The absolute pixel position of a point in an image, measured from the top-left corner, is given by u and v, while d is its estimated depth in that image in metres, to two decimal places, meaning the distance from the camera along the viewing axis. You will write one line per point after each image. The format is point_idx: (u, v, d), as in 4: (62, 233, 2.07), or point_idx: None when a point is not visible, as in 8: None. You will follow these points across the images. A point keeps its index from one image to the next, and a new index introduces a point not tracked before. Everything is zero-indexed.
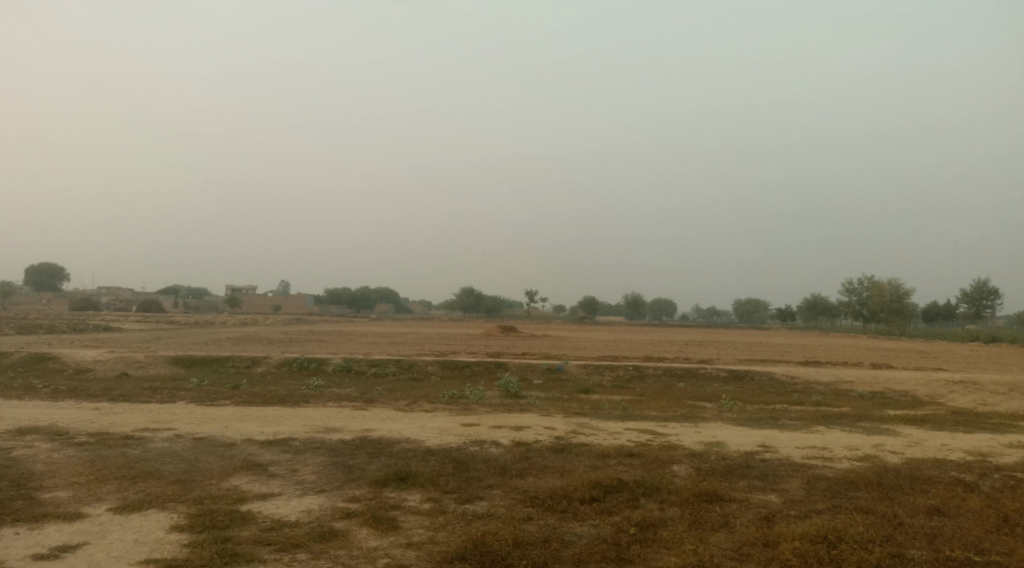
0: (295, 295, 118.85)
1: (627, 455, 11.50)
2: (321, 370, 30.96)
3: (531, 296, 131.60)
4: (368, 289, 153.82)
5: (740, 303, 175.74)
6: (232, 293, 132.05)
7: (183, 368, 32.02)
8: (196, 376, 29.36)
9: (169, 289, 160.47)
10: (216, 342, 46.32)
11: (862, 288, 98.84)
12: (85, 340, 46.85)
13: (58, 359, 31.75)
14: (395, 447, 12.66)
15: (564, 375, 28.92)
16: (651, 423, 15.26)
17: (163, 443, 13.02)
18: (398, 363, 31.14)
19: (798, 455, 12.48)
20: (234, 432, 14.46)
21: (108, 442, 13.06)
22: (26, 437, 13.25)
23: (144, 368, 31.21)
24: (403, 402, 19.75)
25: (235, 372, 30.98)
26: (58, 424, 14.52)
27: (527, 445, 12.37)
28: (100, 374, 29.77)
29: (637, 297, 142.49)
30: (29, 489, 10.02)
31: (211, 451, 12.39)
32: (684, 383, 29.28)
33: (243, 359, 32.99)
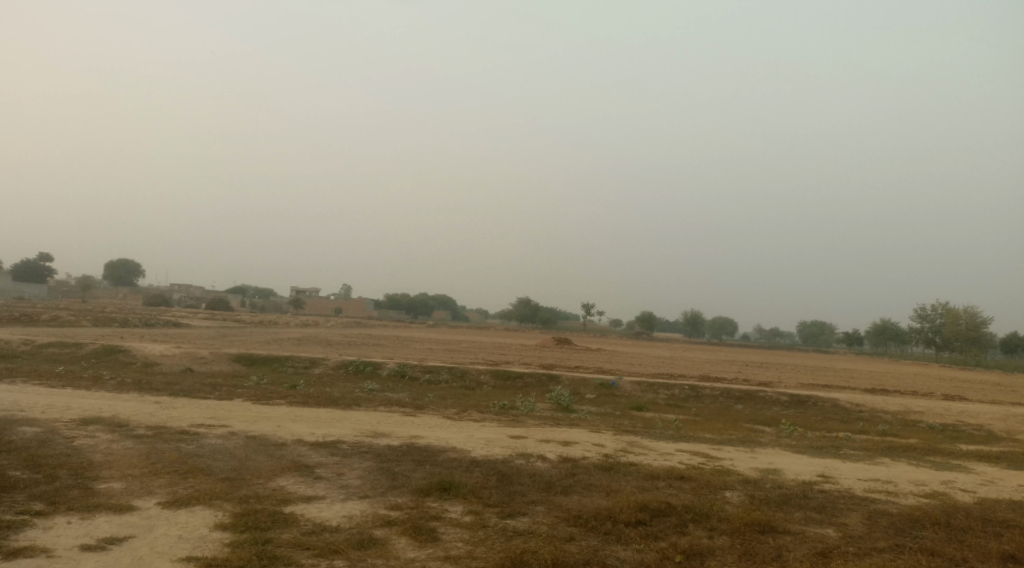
0: (356, 299, 120.86)
1: (677, 478, 11.15)
2: (376, 374, 31.22)
3: (589, 309, 130.79)
4: (427, 296, 155.38)
5: (805, 325, 170.89)
6: (296, 295, 135.17)
7: (244, 365, 32.73)
8: (255, 375, 29.93)
9: (237, 288, 165.33)
10: (277, 342, 47.30)
11: (934, 315, 94.98)
12: (155, 335, 48.44)
13: (128, 352, 32.86)
14: (441, 456, 12.68)
15: (617, 391, 28.47)
16: (704, 445, 14.82)
17: (216, 440, 13.33)
18: (452, 371, 31.17)
19: (860, 488, 11.89)
20: (286, 432, 14.61)
21: (161, 435, 13.35)
22: (89, 428, 13.69)
23: (207, 364, 32.02)
24: (453, 410, 19.70)
25: (293, 372, 31.49)
26: (119, 418, 15.01)
27: (575, 461, 12.13)
28: (165, 368, 30.67)
29: (697, 314, 140.10)
30: (83, 480, 10.15)
31: (261, 450, 12.57)
32: (741, 405, 28.48)
33: (302, 359, 33.54)
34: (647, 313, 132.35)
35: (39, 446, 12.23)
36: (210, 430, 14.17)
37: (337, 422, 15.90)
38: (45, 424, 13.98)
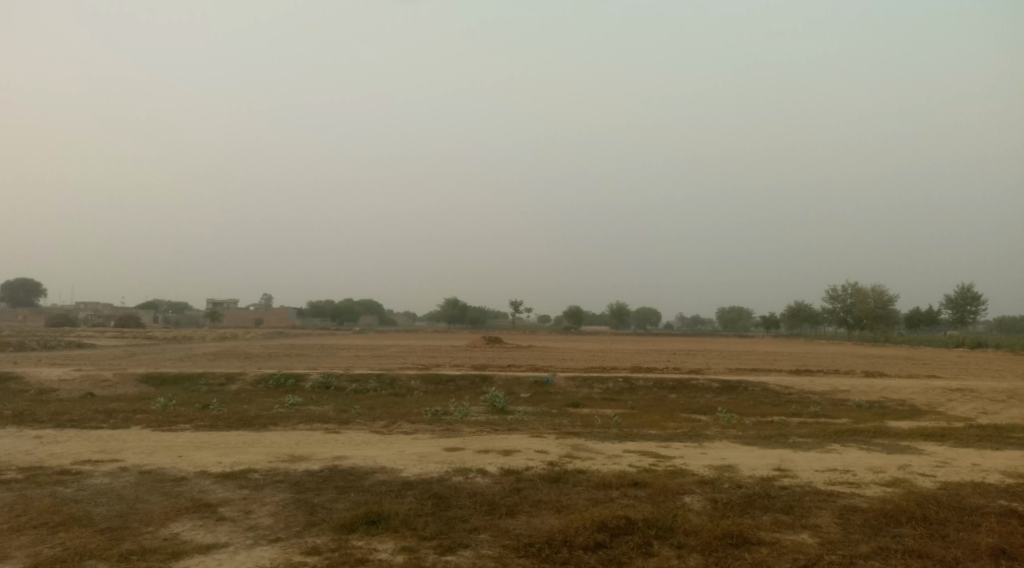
0: (276, 308, 116.66)
1: (632, 485, 10.13)
2: (298, 386, 29.33)
3: (515, 307, 130.08)
4: (351, 302, 151.80)
5: (724, 310, 175.06)
6: (212, 307, 129.54)
7: (154, 386, 30.26)
8: (164, 396, 27.59)
9: (149, 304, 157.62)
10: (191, 358, 44.34)
11: (846, 294, 98.25)
12: (54, 358, 44.76)
13: (21, 379, 29.90)
14: (367, 480, 11.68)
15: (552, 388, 27.48)
16: (652, 443, 13.90)
17: (109, 500, 11.82)
18: (380, 378, 29.55)
19: (822, 480, 11.11)
20: (192, 477, 12.85)
21: (38, 510, 11.34)
22: None
23: (111, 387, 29.38)
24: (380, 422, 18.27)
25: (207, 390, 29.24)
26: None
27: (518, 473, 10.96)
28: (64, 395, 27.98)
29: (621, 306, 141.36)
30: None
31: (166, 502, 11.53)
32: (677, 395, 27.93)
33: (216, 376, 31.27)
34: (573, 307, 132.69)
35: None
36: (99, 496, 12.18)
37: (252, 463, 14.13)
38: None
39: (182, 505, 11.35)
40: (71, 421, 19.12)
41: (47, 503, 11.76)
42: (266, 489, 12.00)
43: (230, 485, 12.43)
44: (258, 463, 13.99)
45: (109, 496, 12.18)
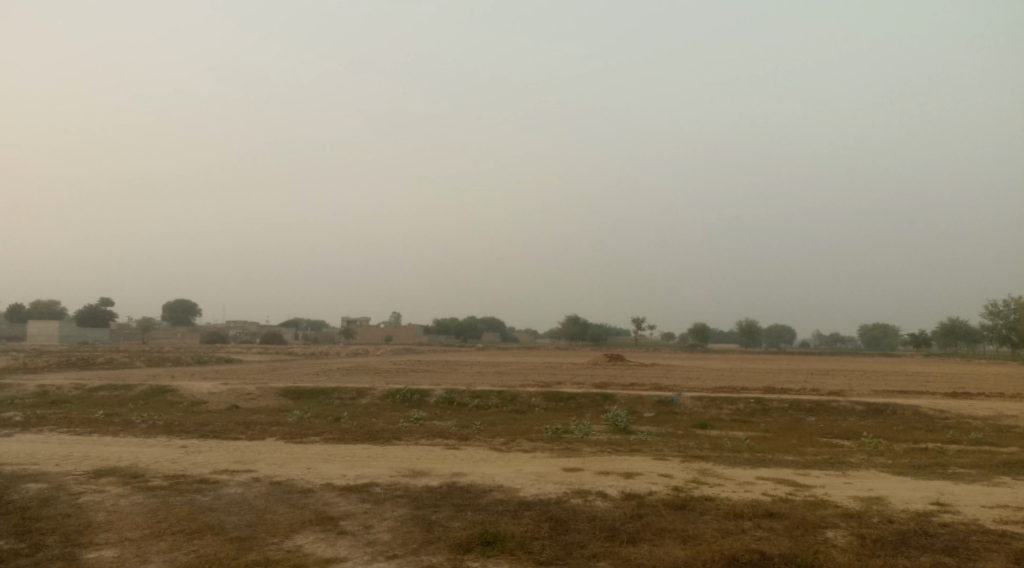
0: (405, 326, 120.42)
1: (766, 516, 9.32)
2: (423, 401, 29.79)
3: (640, 324, 127.91)
4: (477, 319, 154.60)
5: (868, 328, 164.51)
6: (348, 325, 135.63)
7: (291, 399, 31.65)
8: (299, 409, 28.71)
9: (290, 322, 167.14)
10: (325, 373, 46.20)
11: (1008, 310, 89.94)
12: (206, 372, 48.01)
13: (175, 391, 32.10)
14: (485, 499, 11.44)
15: (677, 408, 26.42)
16: (788, 470, 12.87)
17: (240, 510, 12.24)
18: (502, 394, 29.50)
19: (988, 518, 9.81)
20: (317, 490, 13.13)
21: (176, 517, 11.88)
22: (107, 509, 12.60)
23: (253, 400, 30.94)
24: (500, 440, 18.08)
25: (339, 404, 30.18)
26: (142, 486, 13.97)
27: (641, 498, 10.37)
28: (212, 407, 29.78)
29: (753, 323, 135.85)
30: (72, 548, 10.61)
31: (290, 514, 11.78)
32: (815, 418, 26.12)
33: (348, 390, 32.31)
34: (701, 325, 128.86)
35: (52, 536, 11.15)
36: (232, 505, 12.64)
37: (375, 477, 14.28)
38: (56, 479, 14.50)
39: (306, 517, 11.54)
40: (214, 432, 20.18)
41: (185, 510, 12.30)
42: (386, 504, 12.04)
43: (353, 499, 12.58)
44: (380, 478, 14.12)
45: (241, 505, 12.61)
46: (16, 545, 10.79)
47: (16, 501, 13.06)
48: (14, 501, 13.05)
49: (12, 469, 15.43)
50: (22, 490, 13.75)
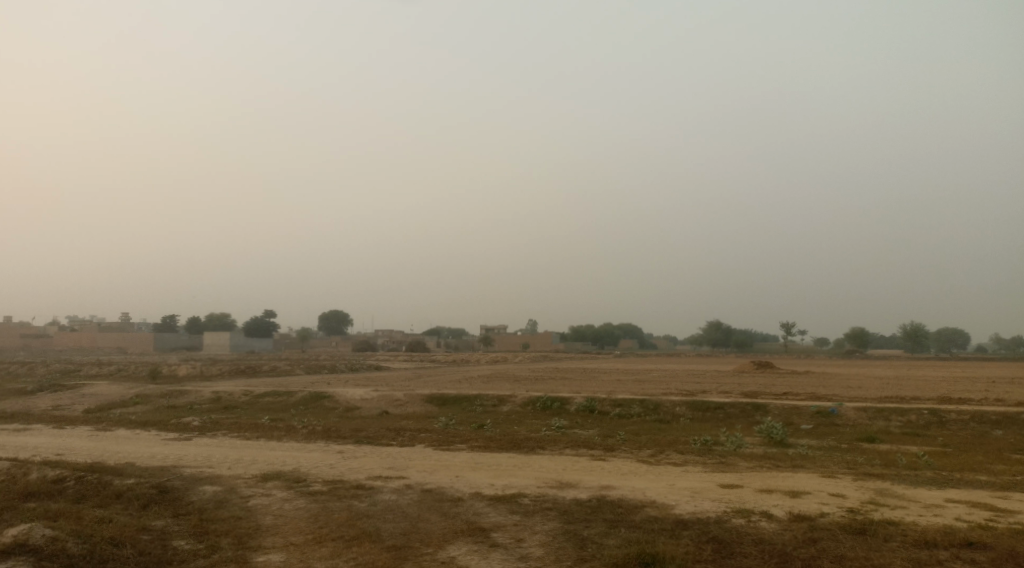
0: (544, 334, 121.24)
1: (964, 546, 8.32)
2: (564, 409, 29.57)
3: (789, 328, 122.06)
4: (615, 326, 153.33)
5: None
6: (488, 332, 138.33)
7: (437, 406, 32.36)
8: (445, 416, 29.28)
9: (433, 330, 172.83)
10: (468, 380, 47.09)
11: None
12: (357, 379, 50.28)
13: (331, 397, 33.71)
14: (639, 517, 10.99)
15: (838, 420, 24.67)
16: (980, 492, 11.55)
17: (395, 517, 12.46)
18: (645, 403, 28.77)
19: None
20: (467, 499, 13.16)
21: (336, 523, 12.25)
22: (273, 512, 13.21)
23: (402, 407, 31.90)
24: (649, 451, 17.50)
25: (482, 411, 30.53)
26: (303, 490, 14.58)
27: (812, 519, 9.60)
28: (364, 413, 30.99)
29: (918, 326, 126.32)
30: (244, 551, 11.16)
31: (442, 523, 11.85)
32: (1001, 432, 23.56)
33: (490, 397, 32.65)
34: (858, 329, 121.22)
35: (225, 538, 11.80)
36: (387, 512, 12.89)
37: (523, 488, 14.13)
38: (228, 481, 15.42)
39: (459, 527, 11.55)
40: (367, 438, 20.87)
41: (343, 516, 12.67)
42: (536, 516, 11.86)
43: (503, 510, 12.50)
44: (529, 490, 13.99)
45: (395, 512, 12.85)
46: (195, 545, 11.49)
47: (194, 502, 13.98)
48: (193, 502, 13.98)
49: (192, 471, 16.59)
50: (199, 491, 14.71)
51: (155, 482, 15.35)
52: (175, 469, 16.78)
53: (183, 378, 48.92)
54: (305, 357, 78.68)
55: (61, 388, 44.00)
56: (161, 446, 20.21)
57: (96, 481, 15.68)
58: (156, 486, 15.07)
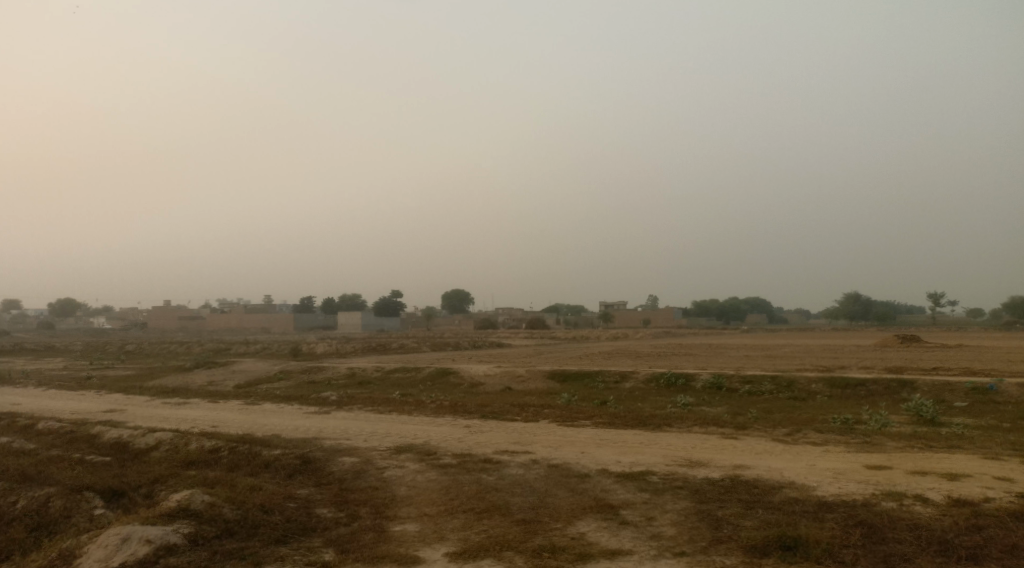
0: (666, 309, 119.15)
1: None
2: (690, 386, 28.87)
3: (935, 299, 114.02)
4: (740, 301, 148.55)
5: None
6: (609, 309, 137.43)
7: (559, 381, 32.43)
8: (568, 392, 29.27)
9: (553, 307, 173.71)
10: (590, 356, 46.91)
11: None
12: (481, 356, 51.23)
13: (457, 373, 34.48)
14: (777, 502, 10.50)
15: (996, 398, 22.72)
16: None
17: (522, 492, 12.52)
18: (776, 380, 27.60)
19: None
20: (595, 475, 13.05)
21: (466, 495, 12.44)
22: (406, 484, 13.59)
23: (525, 383, 32.16)
24: (783, 430, 16.74)
25: (605, 388, 30.30)
26: (433, 463, 14.93)
27: (975, 506, 8.82)
28: (488, 388, 31.50)
29: None
30: (381, 520, 11.54)
31: (570, 499, 11.80)
32: None
33: (613, 373, 32.34)
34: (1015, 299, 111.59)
35: (362, 508, 12.24)
36: (515, 486, 12.97)
37: (651, 466, 14.02)
38: (363, 453, 16.03)
39: (587, 503, 11.45)
40: (493, 413, 21.16)
41: (473, 489, 12.86)
42: (667, 495, 11.59)
43: (632, 487, 12.29)
44: (657, 469, 13.69)
45: (524, 487, 12.91)
46: (336, 514, 11.98)
47: (334, 473, 14.62)
48: (332, 472, 14.61)
49: (331, 442, 17.38)
50: (338, 463, 15.35)
51: (298, 453, 16.18)
52: (315, 441, 17.62)
53: (319, 355, 51.49)
54: (431, 335, 80.98)
55: (213, 365, 47.41)
56: (302, 419, 21.32)
57: (245, 452, 16.71)
58: (298, 457, 15.87)
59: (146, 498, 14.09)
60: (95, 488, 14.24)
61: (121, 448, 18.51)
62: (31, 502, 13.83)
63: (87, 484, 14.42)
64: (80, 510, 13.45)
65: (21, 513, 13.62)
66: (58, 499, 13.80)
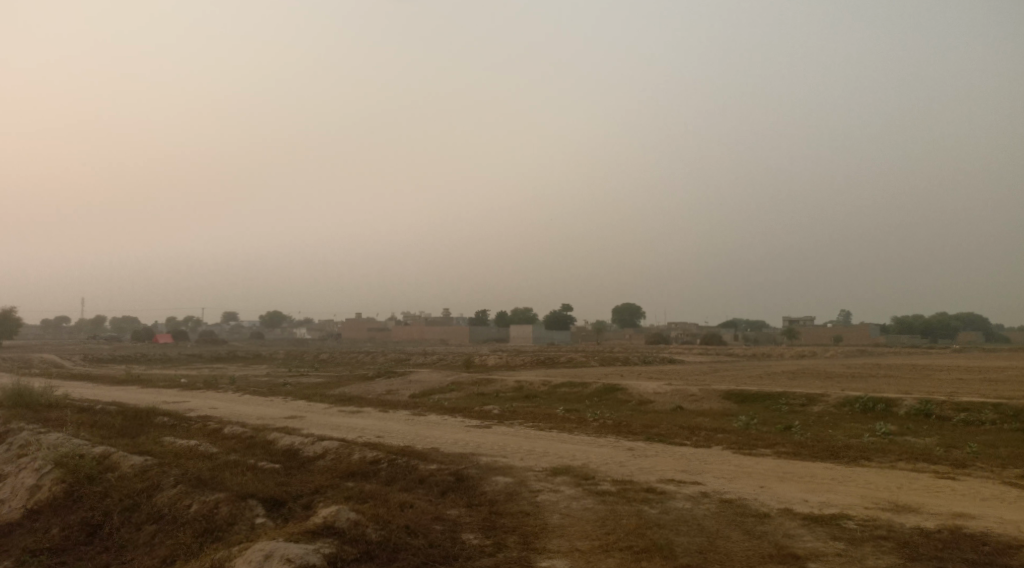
0: (859, 327, 109.92)
1: None
2: (890, 412, 25.48)
3: None
4: (947, 318, 134.24)
5: None
6: (793, 325, 129.32)
7: (736, 401, 29.93)
8: (746, 415, 26.84)
9: (730, 323, 166.65)
10: (772, 376, 43.41)
11: None
12: (652, 372, 49.20)
13: (625, 390, 32.91)
14: None
15: None
16: None
17: (688, 531, 11.00)
18: (1000, 408, 23.55)
19: None
20: (777, 518, 11.25)
21: (624, 530, 11.12)
22: (559, 511, 12.47)
23: (698, 402, 29.98)
24: (1015, 473, 13.86)
25: (789, 412, 27.45)
26: (591, 489, 13.71)
27: None
28: (658, 408, 29.71)
29: None
30: (528, 552, 10.51)
31: (744, 543, 10.16)
32: None
33: (798, 395, 29.34)
34: None
35: (507, 536, 11.25)
36: (681, 523, 11.47)
37: (844, 508, 12.11)
38: (519, 473, 15.11)
39: (766, 550, 9.76)
40: (660, 435, 19.54)
41: (633, 523, 11.51)
42: (866, 547, 9.66)
43: (821, 534, 10.42)
44: (853, 514, 11.58)
45: (692, 525, 11.35)
46: (482, 541, 11.08)
47: (486, 493, 13.80)
48: (485, 493, 13.81)
49: (487, 459, 16.64)
50: (492, 482, 14.54)
51: (453, 470, 15.56)
52: (473, 457, 16.96)
53: (491, 367, 51.90)
54: (604, 350, 79.59)
55: (391, 375, 49.08)
56: (463, 432, 20.86)
57: (403, 465, 16.35)
58: (453, 473, 15.26)
59: (304, 508, 14.01)
60: (258, 496, 14.36)
61: (292, 456, 18.90)
62: (202, 506, 14.18)
63: (252, 491, 14.59)
64: (243, 518, 13.60)
65: (192, 517, 13.98)
66: (224, 505, 14.05)
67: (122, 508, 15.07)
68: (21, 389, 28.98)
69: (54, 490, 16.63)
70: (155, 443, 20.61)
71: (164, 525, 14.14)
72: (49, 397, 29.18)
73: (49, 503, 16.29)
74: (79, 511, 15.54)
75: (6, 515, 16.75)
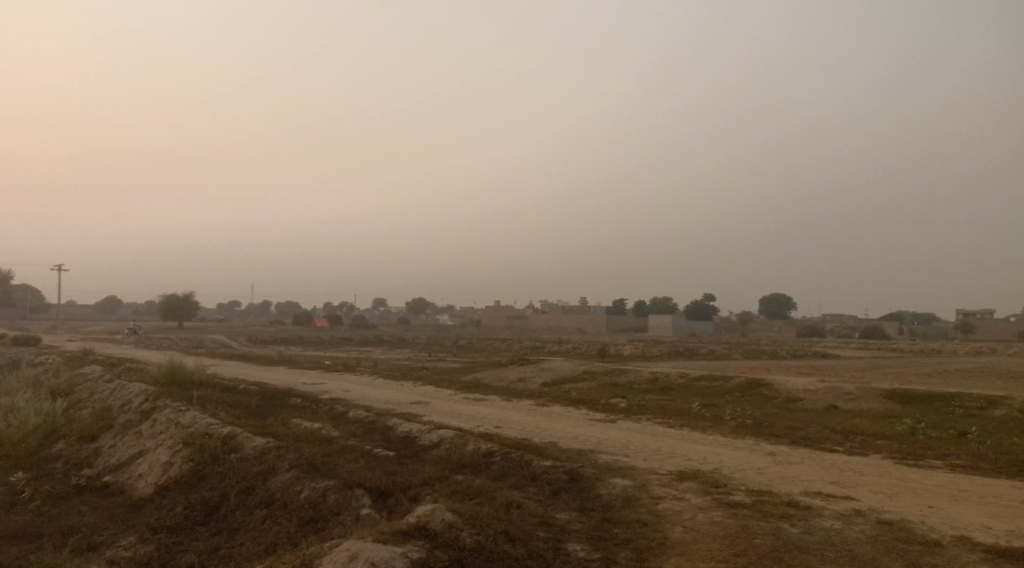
0: None
1: None
2: None
3: None
4: None
5: None
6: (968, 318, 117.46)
7: (899, 401, 26.73)
8: (911, 418, 23.77)
9: (894, 315, 154.15)
10: (944, 374, 38.84)
11: None
12: (803, 367, 45.62)
13: (770, 385, 30.35)
14: None
15: None
16: None
17: (835, 560, 9.23)
18: None
19: None
20: (951, 555, 9.22)
21: (758, 553, 9.49)
22: (683, 524, 10.93)
23: (855, 401, 27.05)
24: None
25: (964, 416, 24.07)
26: (722, 500, 12.05)
27: None
28: (807, 406, 27.10)
29: None
30: None
31: None
32: None
33: (975, 397, 25.72)
34: None
35: (619, 552, 9.93)
36: (828, 548, 9.67)
37: None
38: (641, 477, 13.64)
39: None
40: (807, 439, 17.40)
41: (768, 544, 9.83)
42: None
43: None
44: None
45: (841, 552, 9.53)
46: (589, 555, 9.86)
47: (601, 497, 12.51)
48: (600, 496, 12.52)
49: (608, 458, 15.29)
50: (609, 484, 13.21)
51: (569, 468, 14.33)
52: (592, 454, 15.67)
53: (627, 357, 50.30)
54: (753, 341, 75.34)
55: (524, 362, 48.55)
56: (587, 426, 19.58)
57: (517, 460, 15.32)
58: (568, 471, 14.04)
59: (410, 501, 13.30)
60: (365, 485, 13.80)
61: (409, 444, 18.39)
62: (312, 493, 13.82)
63: (361, 480, 14.06)
64: (349, 508, 13.10)
65: (300, 504, 13.64)
66: (331, 493, 13.61)
67: (238, 490, 15.04)
68: (174, 366, 30.72)
69: (182, 468, 16.98)
70: (282, 425, 20.84)
71: (274, 511, 13.90)
72: (199, 375, 30.78)
73: (176, 480, 16.63)
74: (201, 490, 15.69)
75: (141, 489, 17.32)
